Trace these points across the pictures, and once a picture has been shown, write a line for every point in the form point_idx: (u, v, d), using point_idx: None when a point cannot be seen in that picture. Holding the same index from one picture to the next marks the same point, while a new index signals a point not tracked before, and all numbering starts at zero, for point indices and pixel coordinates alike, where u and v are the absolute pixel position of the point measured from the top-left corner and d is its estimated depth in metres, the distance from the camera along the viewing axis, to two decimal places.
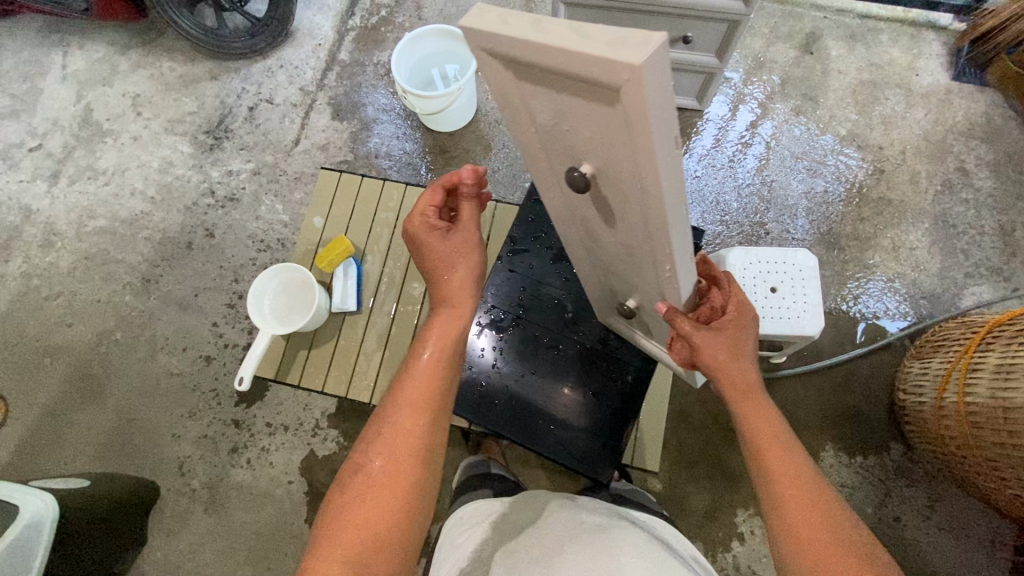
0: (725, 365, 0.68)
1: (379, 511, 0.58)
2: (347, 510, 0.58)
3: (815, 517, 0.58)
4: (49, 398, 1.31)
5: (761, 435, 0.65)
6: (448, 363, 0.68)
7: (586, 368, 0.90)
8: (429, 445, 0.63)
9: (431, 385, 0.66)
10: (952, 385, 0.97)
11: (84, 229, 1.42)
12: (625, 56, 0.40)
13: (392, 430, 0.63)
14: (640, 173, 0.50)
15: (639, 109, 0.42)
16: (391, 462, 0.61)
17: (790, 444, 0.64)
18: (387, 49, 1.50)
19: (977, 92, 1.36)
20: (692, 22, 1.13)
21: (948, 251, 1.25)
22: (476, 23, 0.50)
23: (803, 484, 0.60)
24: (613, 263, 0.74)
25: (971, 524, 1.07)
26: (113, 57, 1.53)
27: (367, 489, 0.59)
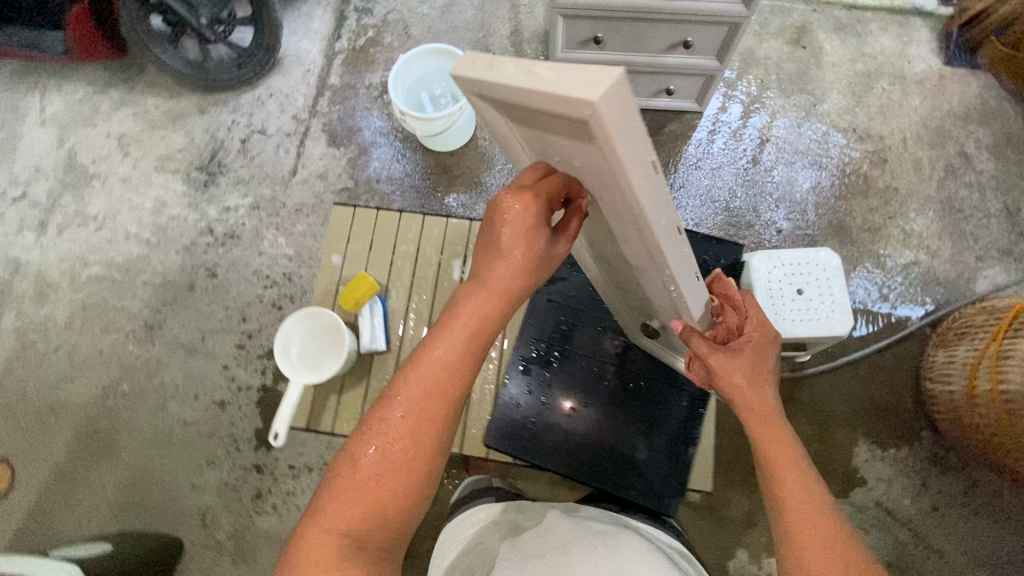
0: (743, 389, 0.66)
1: (383, 495, 0.59)
2: (355, 485, 0.60)
3: (824, 547, 0.57)
4: (58, 458, 1.26)
5: (772, 460, 0.63)
6: (474, 353, 0.63)
7: (636, 398, 0.89)
8: (440, 441, 0.63)
9: (452, 378, 0.62)
10: (982, 373, 0.98)
11: (78, 278, 1.37)
12: (579, 93, 0.38)
13: (407, 417, 0.61)
14: (628, 200, 0.48)
15: (607, 142, 0.41)
16: (399, 448, 0.61)
17: (805, 472, 0.62)
18: (378, 70, 1.47)
19: (970, 75, 1.37)
20: (693, 27, 1.11)
21: (957, 236, 1.26)
22: (460, 71, 0.52)
23: (815, 513, 0.59)
24: (630, 282, 0.73)
25: (1008, 507, 1.08)
26: (93, 97, 1.47)
27: (378, 471, 0.60)
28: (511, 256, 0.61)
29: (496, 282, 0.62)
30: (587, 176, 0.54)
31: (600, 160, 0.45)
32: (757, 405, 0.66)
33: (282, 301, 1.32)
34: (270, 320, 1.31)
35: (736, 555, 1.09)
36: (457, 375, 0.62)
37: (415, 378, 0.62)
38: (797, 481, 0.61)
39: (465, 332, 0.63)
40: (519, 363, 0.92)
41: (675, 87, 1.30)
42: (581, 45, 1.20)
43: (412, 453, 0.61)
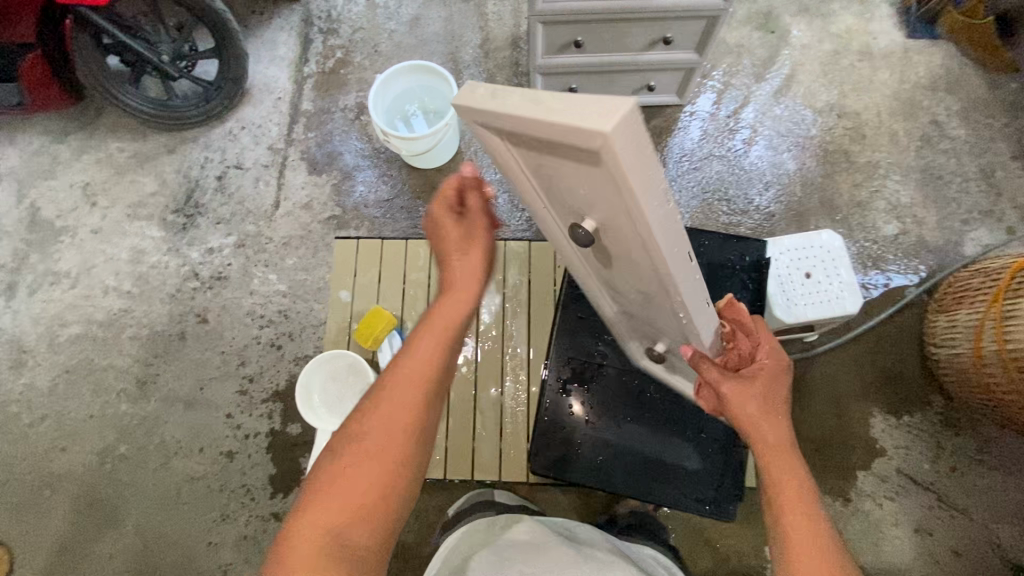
0: (758, 421, 0.62)
1: (364, 486, 0.57)
2: (335, 476, 0.57)
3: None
4: (59, 534, 1.19)
5: (783, 493, 0.60)
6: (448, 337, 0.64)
7: (680, 405, 0.88)
8: (421, 433, 0.61)
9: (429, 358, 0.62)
10: (988, 335, 1.01)
11: (57, 340, 1.29)
12: (592, 124, 0.37)
13: (387, 400, 0.60)
14: (636, 230, 0.46)
15: (617, 174, 0.39)
16: (381, 435, 0.59)
17: (814, 508, 0.59)
18: (351, 92, 1.43)
19: (932, 45, 1.41)
20: (670, 23, 1.11)
21: (940, 202, 1.30)
22: (467, 98, 0.50)
23: (824, 554, 0.56)
24: (634, 309, 0.72)
25: (1021, 458, 1.12)
26: (51, 146, 1.39)
27: (358, 457, 0.58)
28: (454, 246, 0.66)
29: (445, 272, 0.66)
30: (588, 209, 0.52)
31: (607, 190, 0.44)
32: (771, 438, 0.62)
33: (281, 340, 1.27)
34: (271, 361, 1.26)
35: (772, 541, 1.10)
36: (433, 362, 0.63)
37: (394, 368, 0.63)
38: (806, 517, 0.58)
39: (436, 322, 0.64)
40: (556, 385, 0.91)
41: (655, 83, 1.30)
42: (562, 49, 1.19)
43: (391, 440, 0.59)
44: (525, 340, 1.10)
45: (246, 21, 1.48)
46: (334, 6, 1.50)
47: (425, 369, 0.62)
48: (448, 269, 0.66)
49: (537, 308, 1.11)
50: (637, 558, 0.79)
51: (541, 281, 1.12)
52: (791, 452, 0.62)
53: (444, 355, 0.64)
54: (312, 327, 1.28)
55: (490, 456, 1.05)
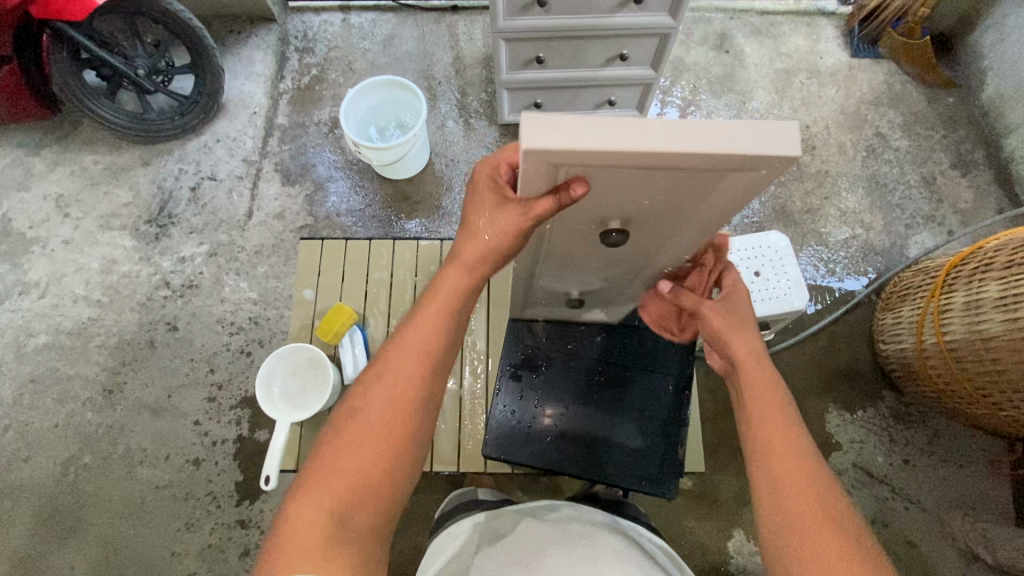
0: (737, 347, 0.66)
1: (365, 462, 0.57)
2: (333, 459, 0.57)
3: (806, 491, 0.56)
4: (19, 545, 1.17)
5: (755, 389, 0.63)
6: (456, 317, 0.65)
7: (626, 385, 0.92)
8: (426, 401, 0.62)
9: (434, 336, 0.63)
10: (928, 328, 1.06)
11: (24, 350, 1.29)
12: (788, 149, 0.42)
13: (392, 377, 0.61)
14: (710, 207, 0.55)
15: (758, 181, 0.47)
16: (386, 407, 0.60)
17: (789, 413, 0.62)
18: (325, 107, 1.48)
19: (875, 63, 1.51)
20: (627, 40, 1.17)
21: (886, 208, 1.37)
22: (563, 137, 0.41)
23: (797, 460, 0.58)
24: (583, 270, 0.76)
25: (969, 450, 1.16)
26: (25, 159, 1.41)
27: (357, 437, 0.58)
28: (477, 225, 0.63)
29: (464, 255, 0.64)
30: (634, 207, 0.57)
31: (713, 185, 0.50)
32: (741, 345, 0.66)
33: (251, 346, 1.29)
34: (240, 367, 1.27)
35: (734, 535, 1.12)
36: (437, 336, 0.63)
37: (397, 343, 0.63)
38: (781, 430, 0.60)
39: (442, 300, 0.64)
40: (507, 370, 0.94)
41: (615, 97, 1.35)
42: (525, 66, 1.24)
43: (395, 412, 0.60)
44: (488, 339, 1.13)
45: (223, 40, 1.53)
46: (310, 27, 1.56)
47: (427, 346, 0.63)
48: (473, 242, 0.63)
49: (501, 308, 1.15)
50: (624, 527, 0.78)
51: (504, 282, 1.16)
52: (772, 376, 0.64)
53: (452, 326, 0.64)
54: (282, 333, 1.29)
55: (450, 452, 1.06)
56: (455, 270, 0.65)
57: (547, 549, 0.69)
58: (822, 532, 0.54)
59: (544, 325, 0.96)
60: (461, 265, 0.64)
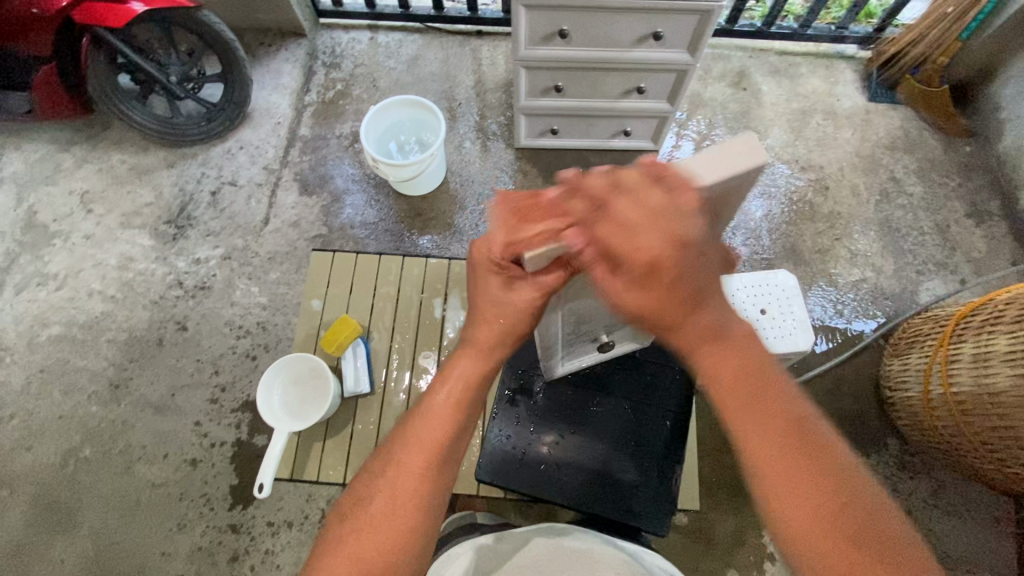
0: (712, 365, 0.49)
1: (368, 557, 0.53)
2: (336, 548, 0.54)
3: (812, 483, 0.45)
4: (13, 534, 1.18)
5: (717, 369, 0.49)
6: (467, 406, 0.60)
7: (625, 418, 0.91)
8: (434, 495, 0.56)
9: (445, 429, 0.58)
10: (935, 377, 1.04)
11: (36, 340, 1.31)
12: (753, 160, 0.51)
13: (396, 468, 0.56)
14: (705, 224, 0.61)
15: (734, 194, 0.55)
16: (389, 501, 0.55)
17: (765, 382, 0.48)
18: (348, 121, 1.52)
19: (891, 108, 1.51)
20: (645, 74, 1.19)
21: (898, 252, 1.37)
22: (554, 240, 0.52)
23: (798, 457, 0.46)
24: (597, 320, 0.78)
25: (974, 506, 1.15)
26: (56, 155, 1.46)
27: (359, 528, 0.55)
28: (488, 313, 0.62)
29: (479, 341, 0.62)
30: None
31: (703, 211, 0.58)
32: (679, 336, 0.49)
33: (256, 351, 1.30)
34: (244, 371, 1.29)
35: None
36: (445, 430, 0.58)
37: (404, 434, 0.59)
38: (779, 455, 0.46)
39: (451, 385, 0.60)
40: (505, 395, 0.94)
41: (631, 127, 1.37)
42: (543, 92, 1.27)
43: (398, 507, 0.55)
44: None
45: (254, 52, 1.58)
46: (338, 43, 1.61)
47: (439, 431, 0.58)
48: (482, 329, 0.62)
49: None
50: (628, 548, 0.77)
51: None
52: (749, 383, 0.48)
53: (463, 418, 0.59)
54: (288, 340, 1.31)
55: None
56: (468, 354, 0.62)
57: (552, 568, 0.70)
58: (833, 534, 0.44)
59: (576, 369, 0.92)
60: (475, 348, 0.62)
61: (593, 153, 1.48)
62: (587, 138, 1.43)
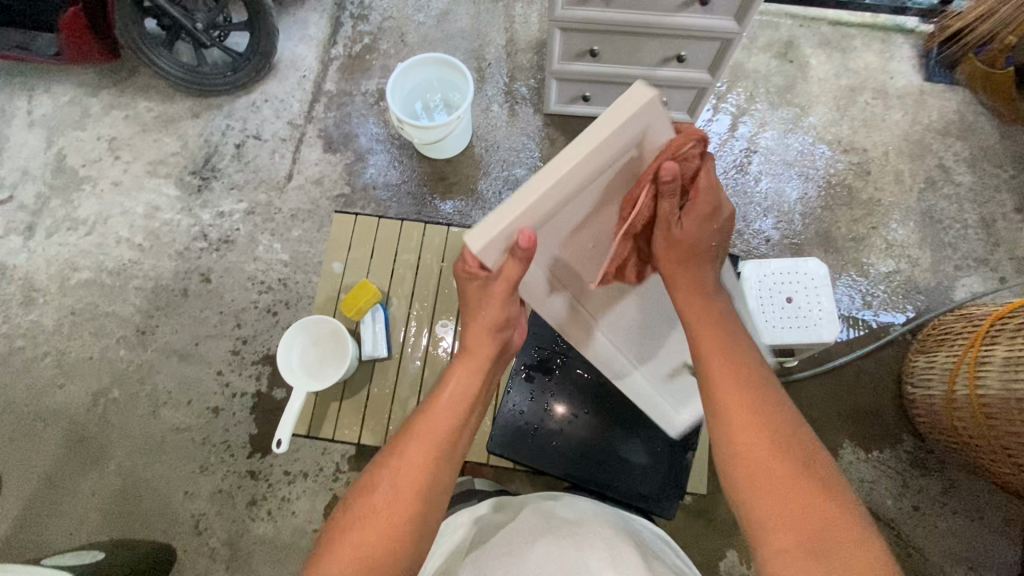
0: (688, 304, 0.63)
1: (374, 538, 0.55)
2: (341, 531, 0.56)
3: (758, 412, 0.55)
4: (47, 465, 1.25)
5: (684, 306, 0.64)
6: (468, 406, 0.65)
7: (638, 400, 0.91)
8: (436, 486, 0.59)
9: (449, 424, 0.62)
10: (961, 377, 1.01)
11: (67, 283, 1.35)
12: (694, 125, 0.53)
13: (402, 458, 0.59)
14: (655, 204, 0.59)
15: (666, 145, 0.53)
16: (396, 489, 0.57)
17: (726, 324, 0.62)
18: (374, 77, 1.47)
19: (948, 90, 1.41)
20: (686, 41, 1.13)
21: (937, 246, 1.31)
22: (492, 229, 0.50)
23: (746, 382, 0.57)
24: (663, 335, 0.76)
25: (984, 506, 1.14)
26: (84, 99, 1.46)
27: (365, 513, 0.56)
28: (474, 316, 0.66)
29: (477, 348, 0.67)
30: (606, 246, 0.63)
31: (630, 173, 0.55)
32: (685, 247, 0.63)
33: (277, 307, 1.32)
34: (265, 326, 1.31)
35: (726, 556, 1.11)
36: (448, 423, 0.62)
37: (407, 429, 0.62)
38: (730, 375, 0.58)
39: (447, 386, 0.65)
40: (522, 370, 0.95)
41: (667, 98, 1.31)
42: (578, 57, 1.21)
43: (400, 495, 0.57)
44: None
45: None
46: None
47: (438, 422, 0.62)
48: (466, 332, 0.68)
49: None
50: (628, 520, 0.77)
51: None
52: (717, 317, 0.62)
53: (463, 413, 0.64)
54: (308, 298, 1.33)
55: None
56: (466, 359, 0.67)
57: (523, 531, 0.68)
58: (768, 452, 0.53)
59: (702, 418, 0.88)
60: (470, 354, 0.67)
61: None
62: None
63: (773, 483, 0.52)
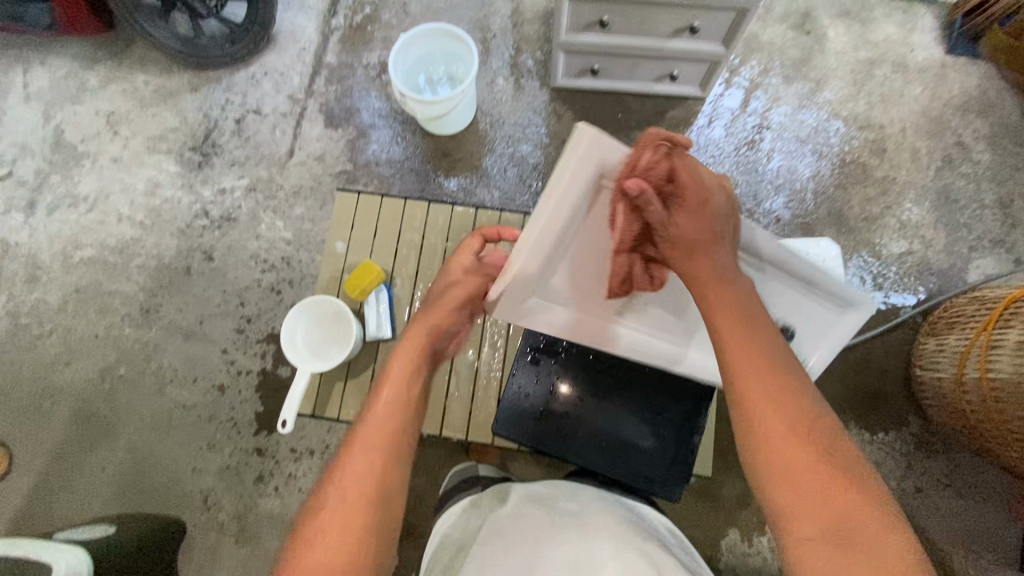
0: (720, 298, 0.60)
1: (331, 551, 0.53)
2: (297, 555, 0.54)
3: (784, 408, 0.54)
4: (57, 441, 1.26)
5: (715, 299, 0.60)
6: (404, 401, 0.65)
7: (643, 382, 0.91)
8: (387, 483, 0.59)
9: (387, 422, 0.62)
10: (972, 360, 1.00)
11: (70, 261, 1.34)
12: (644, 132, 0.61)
13: (348, 468, 0.58)
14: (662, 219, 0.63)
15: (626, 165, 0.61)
16: (347, 497, 0.56)
17: (751, 313, 0.59)
18: (376, 49, 1.43)
19: (970, 64, 1.36)
20: (700, 12, 1.07)
21: (952, 226, 1.28)
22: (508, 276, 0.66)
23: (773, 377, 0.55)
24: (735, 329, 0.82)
25: (988, 488, 1.14)
26: (80, 72, 1.43)
27: (318, 530, 0.55)
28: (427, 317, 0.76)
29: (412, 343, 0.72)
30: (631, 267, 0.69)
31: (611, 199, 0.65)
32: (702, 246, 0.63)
33: (281, 285, 1.31)
34: (269, 304, 1.30)
35: (728, 534, 1.13)
36: (389, 418, 0.63)
37: (350, 439, 0.61)
38: (757, 371, 0.55)
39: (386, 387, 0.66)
40: (528, 353, 0.94)
41: (679, 71, 1.26)
42: (586, 28, 1.16)
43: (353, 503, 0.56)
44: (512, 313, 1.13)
45: None
46: None
47: (386, 428, 0.62)
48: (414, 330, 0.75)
49: None
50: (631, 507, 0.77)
51: None
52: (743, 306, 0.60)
53: (404, 408, 0.65)
54: (312, 277, 1.31)
55: (459, 419, 1.09)
56: (400, 358, 0.70)
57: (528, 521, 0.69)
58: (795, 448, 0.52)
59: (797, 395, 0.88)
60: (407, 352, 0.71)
61: (635, 98, 1.38)
62: (629, 80, 1.33)
63: (801, 473, 0.51)
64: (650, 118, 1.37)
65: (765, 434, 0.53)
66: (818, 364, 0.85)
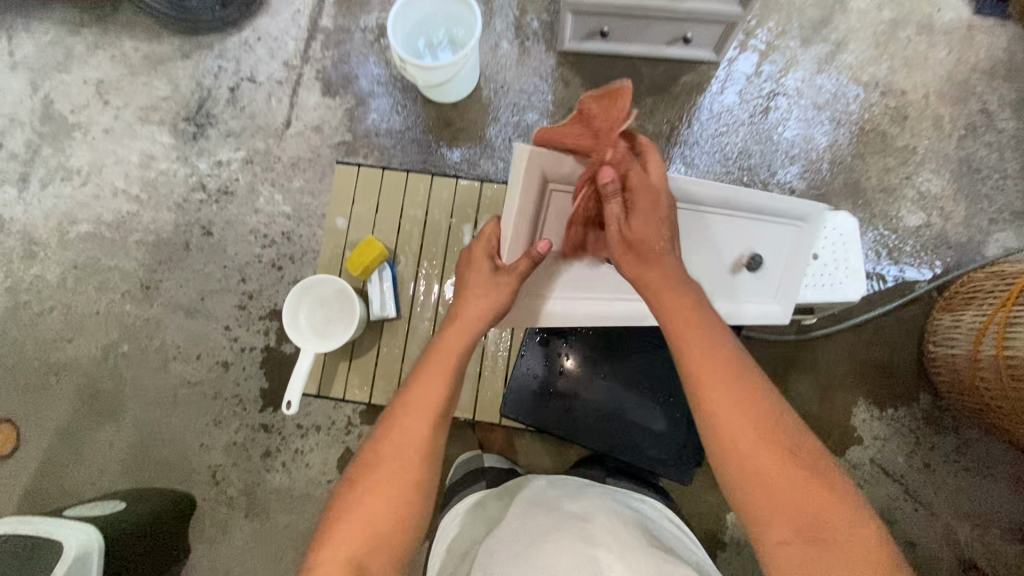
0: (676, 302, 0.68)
1: (380, 512, 0.60)
2: (349, 510, 0.61)
3: (744, 403, 0.59)
4: (63, 418, 1.26)
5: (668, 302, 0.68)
6: (450, 377, 0.69)
7: (653, 365, 0.90)
8: (431, 455, 0.65)
9: (433, 398, 0.67)
10: (989, 337, 0.98)
11: (67, 237, 1.32)
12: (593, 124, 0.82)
13: (396, 438, 0.65)
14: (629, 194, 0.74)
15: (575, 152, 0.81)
16: (398, 466, 0.63)
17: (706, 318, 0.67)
18: (373, 11, 1.36)
19: (999, 25, 1.29)
20: None
21: (972, 198, 1.24)
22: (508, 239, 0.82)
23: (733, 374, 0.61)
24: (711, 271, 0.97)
25: (995, 464, 1.13)
26: (66, 39, 1.36)
27: (371, 491, 0.62)
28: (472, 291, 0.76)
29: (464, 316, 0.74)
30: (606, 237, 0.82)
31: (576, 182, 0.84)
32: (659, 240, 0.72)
33: (282, 261, 1.29)
34: (271, 280, 1.28)
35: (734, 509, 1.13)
36: (435, 395, 0.67)
37: (398, 409, 0.67)
38: (722, 368, 0.61)
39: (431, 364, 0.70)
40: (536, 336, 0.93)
41: (692, 34, 1.20)
42: None
43: (402, 470, 0.63)
44: None
45: None
46: None
47: (432, 404, 0.67)
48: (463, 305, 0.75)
49: None
50: (638, 501, 0.76)
51: None
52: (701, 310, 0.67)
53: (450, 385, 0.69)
54: (314, 252, 1.29)
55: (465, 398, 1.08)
56: (450, 334, 0.73)
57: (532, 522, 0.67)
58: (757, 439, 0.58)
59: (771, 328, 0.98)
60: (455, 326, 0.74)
61: (645, 62, 1.32)
62: (639, 43, 1.26)
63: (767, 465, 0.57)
64: (661, 84, 1.31)
65: (726, 446, 0.59)
66: (798, 274, 0.97)
